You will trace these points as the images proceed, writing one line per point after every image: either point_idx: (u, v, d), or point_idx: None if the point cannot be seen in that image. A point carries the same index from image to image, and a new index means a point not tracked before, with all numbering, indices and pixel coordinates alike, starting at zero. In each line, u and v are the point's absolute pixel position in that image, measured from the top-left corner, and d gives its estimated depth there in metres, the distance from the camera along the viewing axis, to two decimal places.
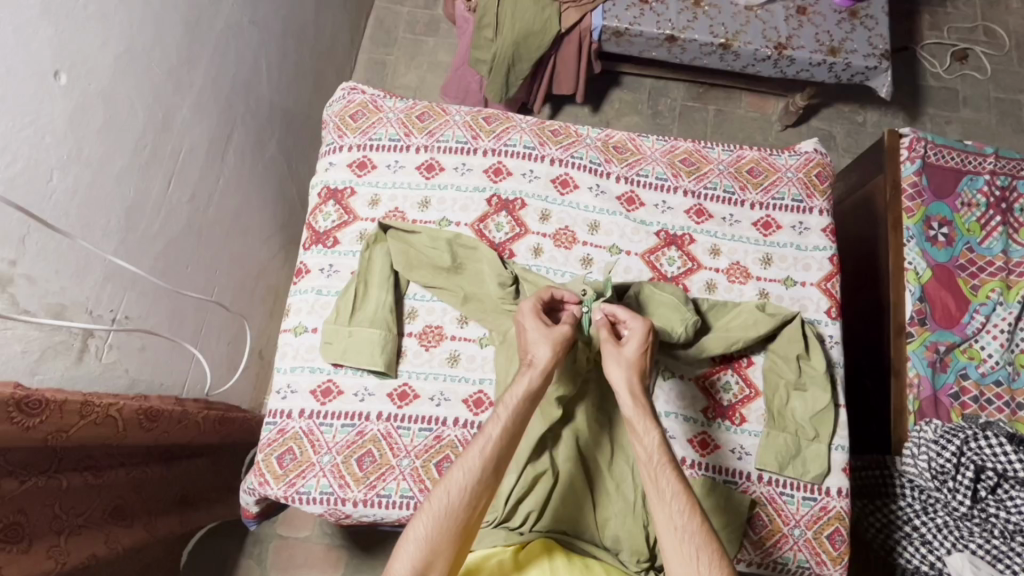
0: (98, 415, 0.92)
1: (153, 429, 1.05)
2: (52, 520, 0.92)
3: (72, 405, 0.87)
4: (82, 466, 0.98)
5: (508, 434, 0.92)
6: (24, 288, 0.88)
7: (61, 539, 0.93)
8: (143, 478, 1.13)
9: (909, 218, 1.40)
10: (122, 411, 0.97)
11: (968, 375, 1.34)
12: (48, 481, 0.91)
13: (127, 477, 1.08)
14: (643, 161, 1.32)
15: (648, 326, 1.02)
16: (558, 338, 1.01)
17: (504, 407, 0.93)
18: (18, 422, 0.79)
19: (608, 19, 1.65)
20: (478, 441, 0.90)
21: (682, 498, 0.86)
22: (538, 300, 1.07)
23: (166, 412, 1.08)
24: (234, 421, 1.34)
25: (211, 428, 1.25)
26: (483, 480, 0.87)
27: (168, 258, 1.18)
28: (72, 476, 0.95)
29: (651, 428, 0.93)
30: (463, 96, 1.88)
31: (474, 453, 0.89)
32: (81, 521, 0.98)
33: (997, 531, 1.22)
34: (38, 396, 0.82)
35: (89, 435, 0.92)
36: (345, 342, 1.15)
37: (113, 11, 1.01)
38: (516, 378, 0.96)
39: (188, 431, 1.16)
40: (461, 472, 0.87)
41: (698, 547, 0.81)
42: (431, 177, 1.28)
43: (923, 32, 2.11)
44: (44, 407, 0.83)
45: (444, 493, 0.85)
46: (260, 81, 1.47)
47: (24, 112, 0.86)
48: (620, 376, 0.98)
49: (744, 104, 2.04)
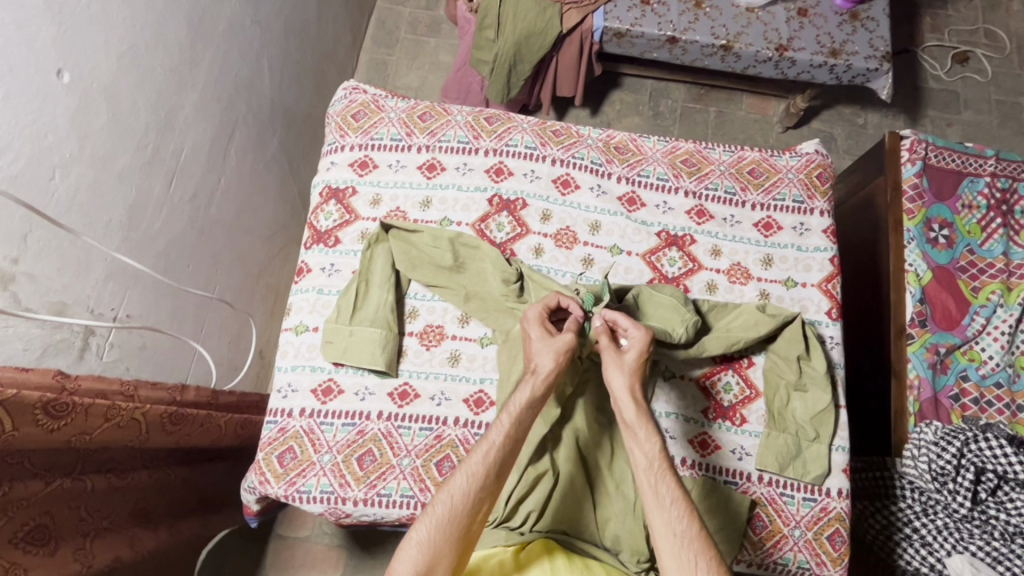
0: (121, 418, 0.91)
1: (174, 432, 1.05)
2: (78, 524, 0.93)
3: (99, 407, 0.87)
4: (105, 468, 0.97)
5: (511, 442, 0.91)
6: (25, 286, 0.88)
7: (86, 542, 0.94)
8: (165, 481, 1.14)
9: (910, 220, 1.41)
10: (146, 415, 0.96)
11: (969, 377, 1.34)
12: (72, 484, 0.90)
13: (150, 479, 1.08)
14: (644, 162, 1.33)
15: (648, 334, 1.01)
16: (561, 345, 0.99)
17: (508, 413, 0.93)
18: (42, 424, 0.79)
19: (609, 21, 1.66)
20: (481, 446, 0.89)
21: (681, 504, 0.86)
22: (548, 301, 1.07)
23: (189, 416, 1.08)
24: (256, 425, 1.35)
25: (232, 431, 1.25)
26: (486, 486, 0.87)
27: (171, 256, 1.18)
28: (95, 478, 0.94)
29: (651, 435, 0.93)
30: (464, 97, 1.89)
31: (477, 459, 0.88)
32: (105, 524, 0.99)
33: (998, 533, 1.22)
34: (65, 399, 0.81)
35: (112, 437, 0.91)
36: (346, 341, 1.15)
37: (116, 10, 1.01)
38: (518, 387, 0.96)
39: (210, 434, 1.16)
40: (463, 479, 0.87)
41: (697, 552, 0.81)
42: (432, 177, 1.28)
43: (924, 35, 2.11)
44: (70, 410, 0.82)
45: (448, 498, 0.85)
46: (263, 79, 1.47)
47: (28, 110, 0.86)
48: (621, 383, 0.98)
49: (744, 105, 2.04)
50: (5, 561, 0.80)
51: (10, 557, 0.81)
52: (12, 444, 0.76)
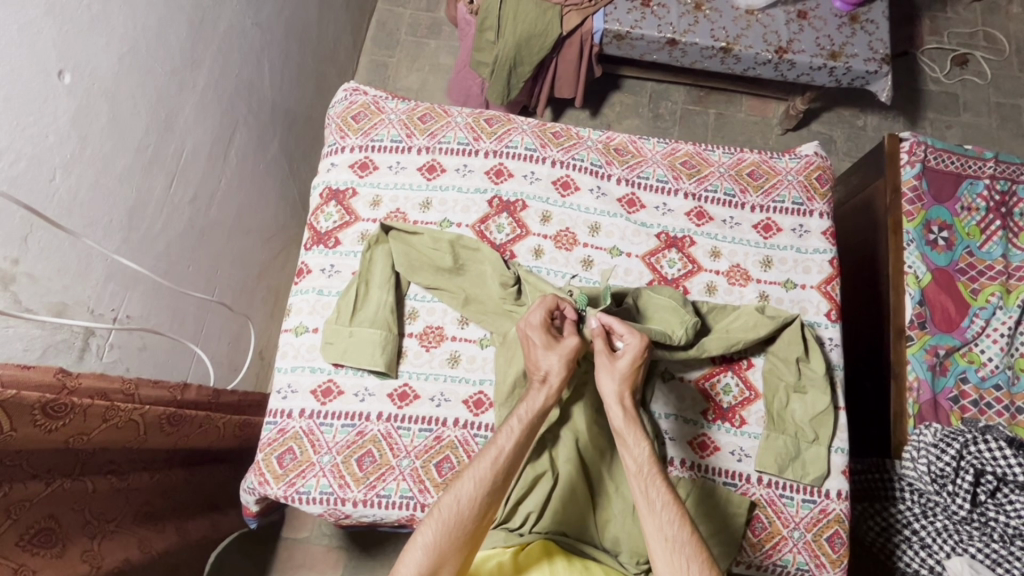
0: (120, 419, 0.91)
1: (173, 432, 1.05)
2: (83, 526, 0.93)
3: (97, 408, 0.87)
4: (106, 470, 0.97)
5: (520, 448, 0.92)
6: (25, 286, 0.88)
7: (94, 544, 0.94)
8: (166, 482, 1.14)
9: (909, 222, 1.41)
10: (145, 415, 0.96)
11: (968, 379, 1.34)
12: (73, 485, 0.90)
13: (152, 481, 1.08)
14: (643, 163, 1.33)
15: (644, 341, 1.00)
16: (569, 350, 1.01)
17: (519, 418, 0.93)
18: (40, 425, 0.79)
19: (609, 23, 1.66)
20: (489, 451, 0.90)
21: (672, 508, 0.86)
22: (551, 300, 1.06)
23: (188, 416, 1.08)
24: (255, 426, 1.35)
25: (231, 432, 1.25)
26: (492, 489, 0.88)
27: (171, 257, 1.18)
28: (96, 480, 0.95)
29: (639, 441, 0.94)
30: (464, 99, 1.89)
31: (485, 462, 0.89)
32: (112, 526, 0.99)
33: (997, 535, 1.22)
34: (64, 400, 0.81)
35: (111, 438, 0.91)
36: (346, 342, 1.15)
37: (117, 12, 1.02)
38: (531, 394, 0.97)
39: (209, 435, 1.16)
40: (470, 483, 0.87)
41: (689, 556, 0.81)
42: (432, 178, 1.28)
43: (923, 37, 2.12)
44: (68, 411, 0.82)
45: (454, 501, 0.86)
46: (263, 81, 1.47)
47: (29, 111, 0.86)
48: (611, 389, 0.98)
49: (744, 107, 2.05)
50: (14, 563, 0.80)
51: (19, 559, 0.81)
52: (11, 444, 0.76)
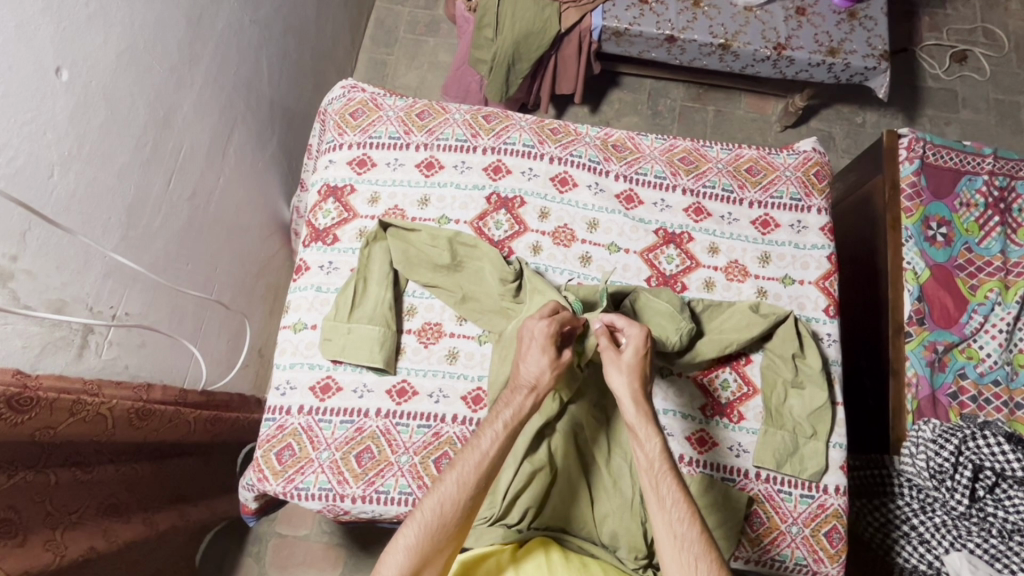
0: (87, 413, 0.92)
1: (142, 427, 1.04)
2: (45, 518, 0.93)
3: (63, 403, 0.87)
4: (70, 462, 0.97)
5: (504, 452, 0.90)
6: (24, 283, 0.88)
7: (56, 534, 0.94)
8: (134, 477, 1.14)
9: (909, 218, 1.41)
10: (113, 410, 0.97)
11: (967, 375, 1.35)
12: (36, 477, 0.90)
13: (117, 474, 1.08)
14: (641, 159, 1.33)
15: (646, 332, 0.98)
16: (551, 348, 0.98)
17: (502, 420, 0.91)
18: (6, 419, 0.79)
19: (608, 19, 1.66)
20: (472, 454, 0.88)
21: (682, 505, 0.85)
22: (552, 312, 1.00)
23: (157, 411, 1.08)
24: (226, 421, 1.32)
25: (201, 427, 1.23)
26: (476, 493, 0.87)
27: (169, 255, 1.18)
28: (60, 472, 0.95)
29: (651, 435, 0.91)
30: (463, 96, 1.89)
31: (469, 467, 0.87)
32: (74, 517, 0.99)
33: (996, 530, 1.22)
34: (28, 393, 0.81)
35: (78, 432, 0.92)
36: (345, 339, 1.15)
37: (114, 8, 1.01)
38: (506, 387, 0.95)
39: (178, 430, 1.15)
40: (453, 484, 0.86)
41: (697, 555, 0.81)
42: (431, 175, 1.28)
43: (923, 33, 2.11)
44: (34, 404, 0.82)
45: (437, 503, 0.85)
46: (262, 78, 1.47)
47: (26, 108, 0.86)
48: (622, 382, 0.96)
49: (744, 104, 2.04)
50: None
51: None
52: None
